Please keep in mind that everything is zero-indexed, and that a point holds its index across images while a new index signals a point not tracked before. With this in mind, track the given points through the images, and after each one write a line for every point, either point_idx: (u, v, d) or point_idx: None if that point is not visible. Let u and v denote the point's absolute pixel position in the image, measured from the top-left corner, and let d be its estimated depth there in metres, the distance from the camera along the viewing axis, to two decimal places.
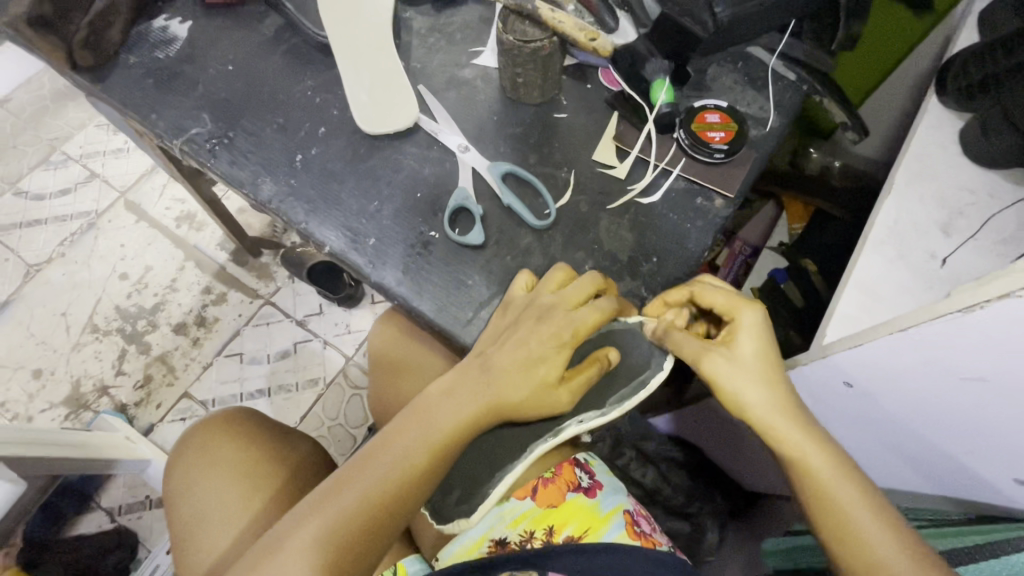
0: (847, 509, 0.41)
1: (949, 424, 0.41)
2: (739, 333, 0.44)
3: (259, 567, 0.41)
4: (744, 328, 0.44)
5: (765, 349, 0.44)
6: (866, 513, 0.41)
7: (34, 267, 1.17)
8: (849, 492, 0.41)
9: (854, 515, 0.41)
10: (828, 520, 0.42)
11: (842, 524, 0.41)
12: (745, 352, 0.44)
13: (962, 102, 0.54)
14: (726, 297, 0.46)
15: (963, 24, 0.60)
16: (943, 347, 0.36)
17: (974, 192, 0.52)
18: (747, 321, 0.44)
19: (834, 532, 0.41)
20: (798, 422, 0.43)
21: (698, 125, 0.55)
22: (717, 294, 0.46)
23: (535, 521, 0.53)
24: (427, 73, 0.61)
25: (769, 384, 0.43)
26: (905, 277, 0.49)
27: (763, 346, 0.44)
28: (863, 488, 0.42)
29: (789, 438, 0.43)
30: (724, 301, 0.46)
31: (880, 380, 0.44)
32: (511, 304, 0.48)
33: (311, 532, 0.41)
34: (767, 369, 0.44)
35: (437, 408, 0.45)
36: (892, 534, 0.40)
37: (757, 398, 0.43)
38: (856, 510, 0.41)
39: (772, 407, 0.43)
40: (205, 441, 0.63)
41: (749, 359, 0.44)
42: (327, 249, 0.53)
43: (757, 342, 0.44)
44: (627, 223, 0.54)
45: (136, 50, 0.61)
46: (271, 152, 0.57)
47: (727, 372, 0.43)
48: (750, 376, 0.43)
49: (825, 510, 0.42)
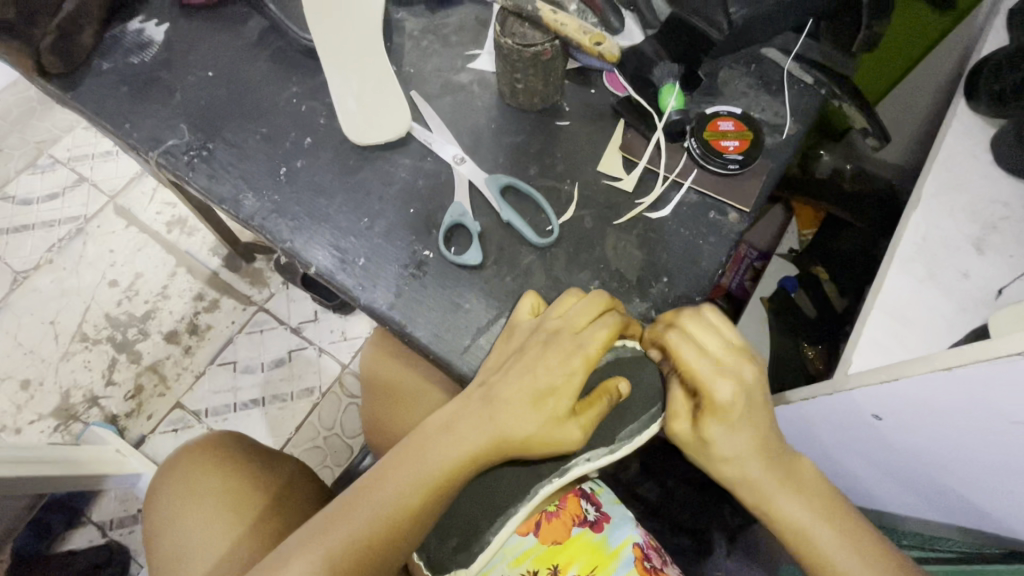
0: (829, 558, 0.39)
1: (988, 465, 0.38)
2: (707, 407, 0.40)
3: None
4: (706, 402, 0.40)
5: (734, 425, 0.40)
6: (850, 562, 0.39)
7: (21, 274, 1.14)
8: (832, 539, 0.40)
9: (836, 564, 0.39)
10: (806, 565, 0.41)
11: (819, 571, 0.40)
12: (711, 430, 0.40)
13: (994, 107, 0.50)
14: (696, 364, 0.40)
15: (990, 21, 0.56)
16: (992, 389, 0.33)
17: (1008, 203, 0.49)
18: (713, 397, 0.40)
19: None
20: (776, 472, 0.41)
21: (711, 133, 0.52)
22: (691, 360, 0.40)
23: (539, 559, 0.50)
24: (421, 78, 0.57)
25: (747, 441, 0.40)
26: (936, 299, 0.46)
27: (733, 422, 0.40)
28: (847, 533, 0.40)
29: (762, 488, 0.41)
30: (696, 370, 0.40)
31: (912, 417, 0.40)
32: (516, 331, 0.45)
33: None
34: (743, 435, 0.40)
35: (431, 443, 0.41)
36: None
37: (727, 464, 0.41)
38: (838, 558, 0.39)
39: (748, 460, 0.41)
40: (189, 469, 0.59)
41: (714, 437, 0.40)
42: (313, 270, 0.50)
43: (726, 417, 0.40)
44: (636, 239, 0.50)
45: (110, 56, 0.57)
46: (255, 164, 0.53)
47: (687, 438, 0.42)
48: (714, 446, 0.41)
49: (803, 556, 0.40)
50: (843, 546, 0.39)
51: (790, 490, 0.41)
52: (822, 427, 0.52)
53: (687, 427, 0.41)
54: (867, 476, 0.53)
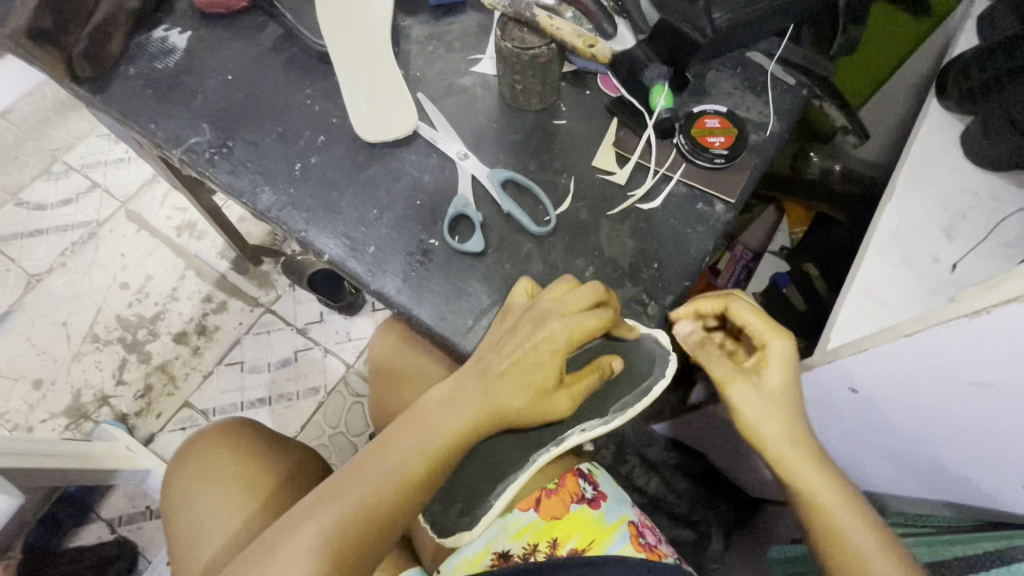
0: (854, 541, 0.40)
1: (955, 432, 0.41)
2: (770, 362, 0.44)
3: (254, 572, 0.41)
4: (775, 357, 0.44)
5: (790, 382, 0.44)
6: (872, 546, 0.40)
7: (35, 277, 1.17)
8: (857, 523, 0.41)
9: (856, 544, 0.40)
10: (829, 546, 0.41)
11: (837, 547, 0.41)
12: (776, 383, 0.43)
13: (964, 104, 0.54)
14: (759, 321, 0.44)
15: (962, 26, 0.60)
16: (949, 352, 0.36)
17: (977, 194, 0.52)
18: (777, 350, 0.43)
19: (828, 557, 0.41)
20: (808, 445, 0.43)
21: (697, 130, 0.55)
22: (751, 317, 0.44)
23: (539, 533, 0.52)
24: (426, 81, 0.61)
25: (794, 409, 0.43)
26: (910, 281, 0.49)
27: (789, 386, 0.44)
28: (873, 521, 0.41)
29: (795, 462, 0.42)
30: (759, 326, 0.44)
31: (885, 386, 0.43)
32: (511, 310, 0.48)
33: (310, 537, 0.41)
34: (788, 399, 0.43)
35: (434, 415, 0.44)
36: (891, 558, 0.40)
37: (774, 430, 0.43)
38: (862, 542, 0.40)
39: (791, 433, 0.43)
40: (205, 450, 0.62)
41: (776, 394, 0.43)
42: (326, 257, 0.53)
43: (786, 376, 0.43)
44: (628, 229, 0.54)
45: (135, 61, 0.61)
46: (270, 161, 0.57)
47: (747, 401, 0.43)
48: (773, 405, 0.43)
49: (825, 538, 0.41)
50: (868, 531, 0.40)
51: (822, 470, 0.42)
52: (807, 404, 0.55)
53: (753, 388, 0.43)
54: (855, 455, 0.55)
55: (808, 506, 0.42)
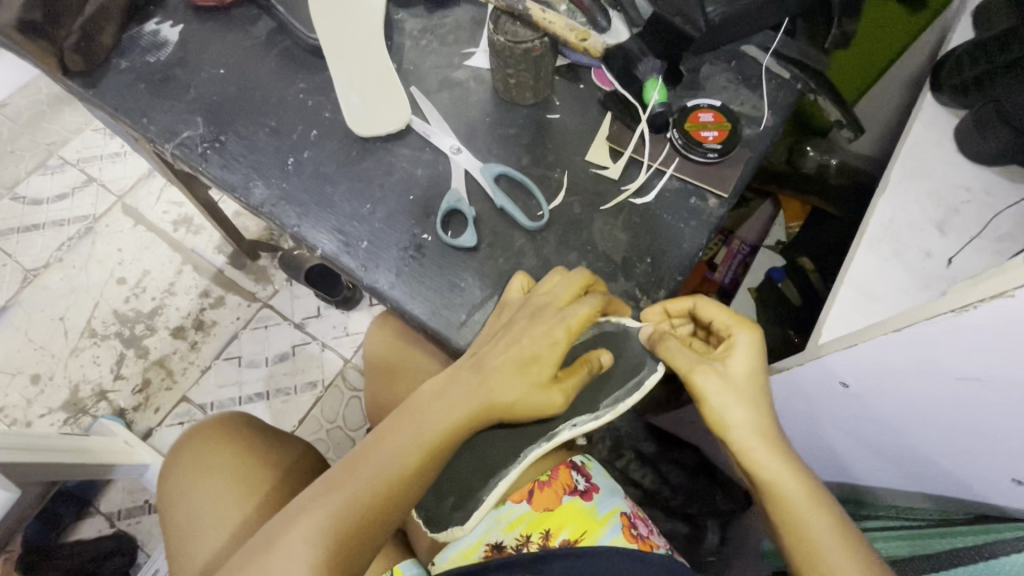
0: (818, 536, 0.41)
1: (945, 426, 0.41)
2: (737, 353, 0.44)
3: (249, 567, 0.41)
4: (739, 348, 0.44)
5: (755, 373, 0.44)
6: (835, 542, 0.40)
7: (32, 271, 1.17)
8: (821, 519, 0.41)
9: (821, 542, 0.40)
10: (793, 541, 0.42)
11: (806, 546, 0.41)
12: (740, 374, 0.44)
13: (958, 98, 0.54)
14: (723, 313, 0.46)
15: (958, 20, 0.60)
16: (937, 346, 0.36)
17: (970, 188, 0.52)
18: (742, 341, 0.44)
19: (797, 554, 0.41)
20: (777, 441, 0.43)
21: (691, 124, 0.55)
22: (717, 311, 0.46)
23: (531, 525, 0.52)
24: (420, 75, 0.61)
25: (763, 403, 0.43)
26: (902, 276, 0.49)
27: (758, 379, 0.44)
28: (837, 516, 0.42)
29: (765, 457, 0.43)
30: (723, 319, 0.45)
31: (875, 381, 0.43)
32: (506, 305, 0.48)
33: (305, 531, 0.41)
34: (753, 391, 0.44)
35: (427, 410, 0.44)
36: (860, 557, 0.40)
37: (741, 422, 0.43)
38: (826, 537, 0.41)
39: (759, 426, 0.43)
40: (202, 444, 0.62)
41: (743, 386, 0.43)
42: (319, 252, 0.53)
43: (754, 368, 0.44)
44: (621, 223, 0.54)
45: (127, 55, 0.61)
46: (263, 155, 0.57)
47: (713, 390, 0.43)
48: (740, 397, 0.43)
49: (790, 532, 0.42)
50: (832, 527, 0.41)
51: (789, 464, 0.43)
52: (799, 399, 0.55)
53: (718, 377, 0.43)
54: (847, 450, 0.56)
55: (774, 500, 0.42)
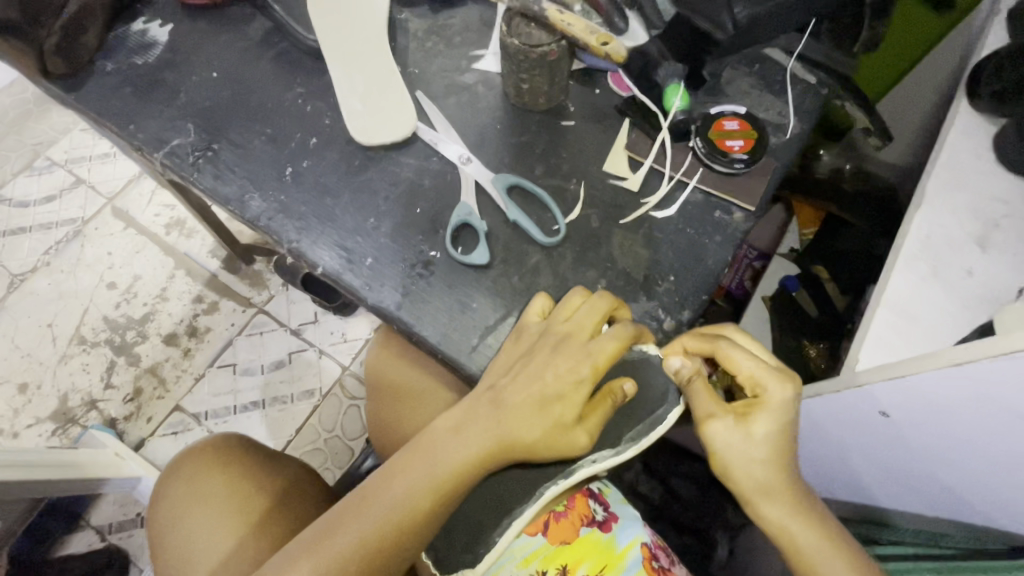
0: None
1: (998, 461, 0.38)
2: (762, 405, 0.41)
3: None
4: (766, 401, 0.41)
5: (777, 424, 0.40)
6: None
7: (18, 276, 1.13)
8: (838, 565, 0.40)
9: None
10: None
11: None
12: (760, 429, 0.40)
13: (995, 106, 0.51)
14: (752, 361, 0.42)
15: (991, 22, 0.57)
16: (996, 385, 0.34)
17: (1009, 201, 0.49)
18: (772, 393, 0.40)
19: None
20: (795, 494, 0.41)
21: (716, 133, 0.52)
22: (747, 359, 0.42)
23: (547, 559, 0.49)
24: (425, 78, 0.57)
25: (782, 450, 0.41)
26: (942, 297, 0.46)
27: (783, 428, 0.41)
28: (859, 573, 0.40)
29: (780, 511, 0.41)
30: (754, 370, 0.41)
31: (921, 415, 0.40)
32: (524, 332, 0.44)
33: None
34: (775, 445, 0.41)
35: (440, 445, 0.41)
36: None
37: (754, 476, 0.40)
38: None
39: (774, 475, 0.41)
40: (194, 470, 0.59)
41: (759, 437, 0.40)
42: (320, 270, 0.50)
43: (776, 417, 0.40)
44: (641, 238, 0.50)
45: (114, 57, 0.57)
46: (260, 165, 0.53)
47: (727, 442, 0.41)
48: (755, 448, 0.40)
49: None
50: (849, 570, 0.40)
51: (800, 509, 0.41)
52: (830, 423, 0.52)
53: (734, 428, 0.40)
54: (875, 475, 0.53)
55: (784, 546, 0.41)
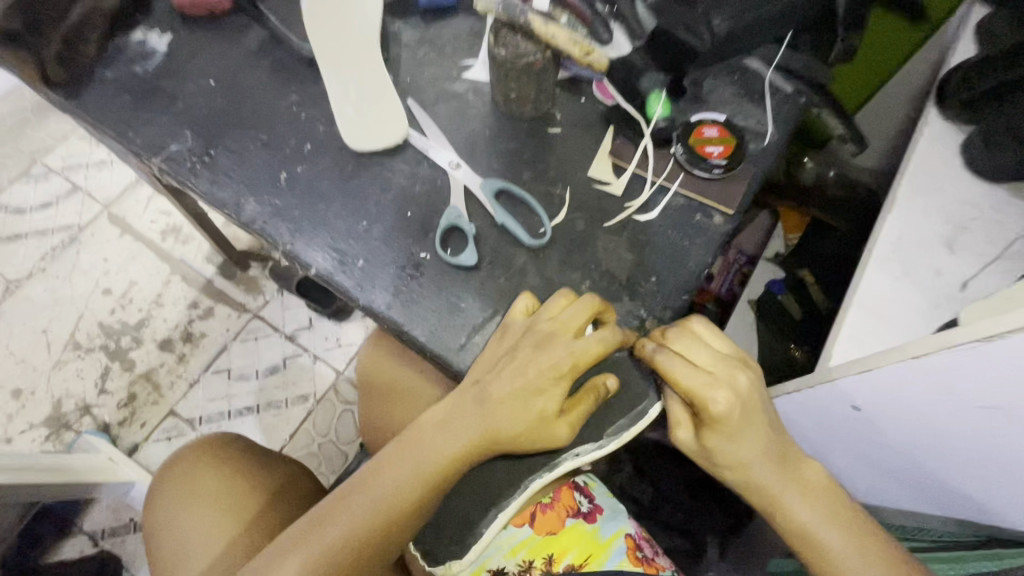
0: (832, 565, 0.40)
1: (961, 452, 0.40)
2: (706, 415, 0.41)
3: None
4: (708, 413, 0.41)
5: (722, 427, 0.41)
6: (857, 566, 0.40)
7: (14, 282, 1.14)
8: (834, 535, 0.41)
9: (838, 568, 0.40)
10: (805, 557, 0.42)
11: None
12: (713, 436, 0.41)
13: (964, 115, 0.53)
14: (687, 368, 0.41)
15: (961, 35, 0.59)
16: (955, 377, 0.36)
17: (977, 205, 0.51)
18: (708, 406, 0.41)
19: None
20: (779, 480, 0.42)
21: (696, 140, 0.54)
22: (679, 373, 0.41)
23: (533, 549, 0.51)
24: (417, 87, 0.59)
25: (750, 446, 0.41)
26: (912, 295, 0.48)
27: (732, 432, 0.41)
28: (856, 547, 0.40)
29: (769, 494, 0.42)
30: (688, 383, 0.41)
31: (891, 408, 0.42)
32: (509, 329, 0.46)
33: (297, 564, 0.40)
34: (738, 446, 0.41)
35: (427, 439, 0.42)
36: None
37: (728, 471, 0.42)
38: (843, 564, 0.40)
39: (750, 466, 0.42)
40: (187, 470, 0.60)
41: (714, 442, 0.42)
42: (313, 271, 0.51)
43: (721, 425, 0.41)
44: (625, 241, 0.52)
45: (112, 65, 0.59)
46: (255, 170, 0.55)
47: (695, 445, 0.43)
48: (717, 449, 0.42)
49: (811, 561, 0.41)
50: (844, 540, 0.40)
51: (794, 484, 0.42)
52: (807, 419, 0.54)
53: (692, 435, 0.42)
54: (851, 469, 0.55)
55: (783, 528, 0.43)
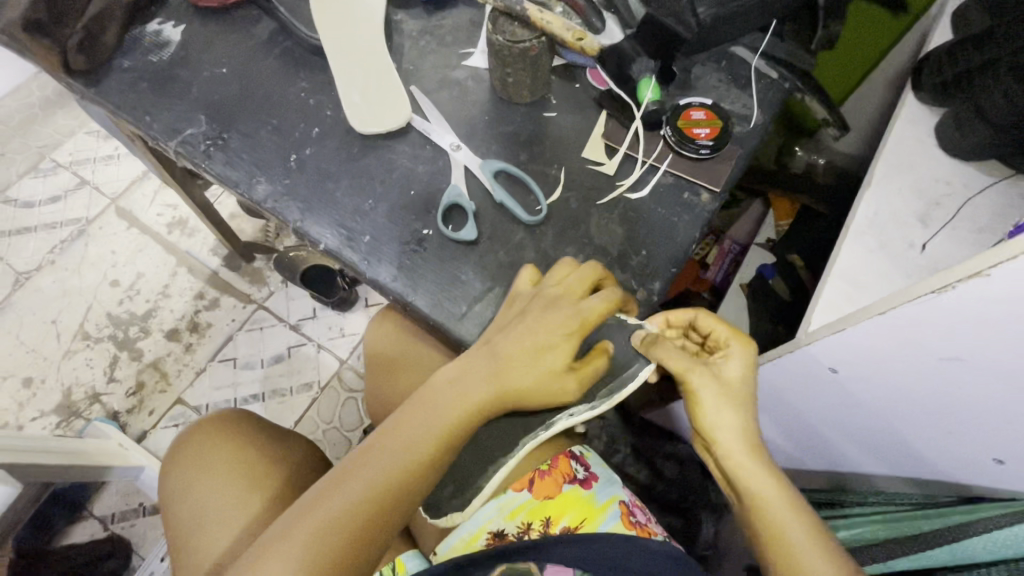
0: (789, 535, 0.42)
1: (931, 409, 0.43)
2: (731, 361, 0.47)
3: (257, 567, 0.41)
4: (735, 359, 0.47)
5: (746, 385, 0.46)
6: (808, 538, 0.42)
7: (24, 274, 1.17)
8: (798, 524, 0.42)
9: (792, 539, 0.42)
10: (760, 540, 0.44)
11: (779, 552, 0.42)
12: (733, 380, 0.46)
13: (937, 98, 0.56)
14: (723, 329, 0.47)
15: (938, 23, 0.62)
16: (919, 331, 0.38)
17: (951, 182, 0.54)
18: (737, 353, 0.47)
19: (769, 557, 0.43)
20: (756, 450, 0.45)
21: (684, 121, 0.57)
22: (717, 325, 0.48)
23: (531, 513, 0.54)
24: (420, 75, 0.62)
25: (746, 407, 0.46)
26: (886, 265, 0.51)
27: (746, 383, 0.46)
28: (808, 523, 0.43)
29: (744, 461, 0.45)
30: (725, 333, 0.47)
31: (865, 367, 0.45)
32: (517, 298, 0.49)
33: (326, 513, 0.42)
34: (742, 400, 0.46)
35: (442, 396, 0.46)
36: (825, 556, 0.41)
37: (726, 424, 0.45)
38: (797, 536, 0.42)
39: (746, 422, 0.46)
40: (199, 449, 0.63)
41: (734, 386, 0.46)
42: (322, 247, 0.54)
43: (741, 373, 0.46)
44: (618, 218, 0.55)
45: (130, 55, 0.62)
46: (266, 152, 0.58)
47: (706, 391, 0.46)
48: (731, 396, 0.46)
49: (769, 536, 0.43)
50: (795, 515, 0.43)
51: (769, 475, 0.45)
52: (787, 386, 0.56)
53: (712, 378, 0.46)
54: (832, 438, 0.57)
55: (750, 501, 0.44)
